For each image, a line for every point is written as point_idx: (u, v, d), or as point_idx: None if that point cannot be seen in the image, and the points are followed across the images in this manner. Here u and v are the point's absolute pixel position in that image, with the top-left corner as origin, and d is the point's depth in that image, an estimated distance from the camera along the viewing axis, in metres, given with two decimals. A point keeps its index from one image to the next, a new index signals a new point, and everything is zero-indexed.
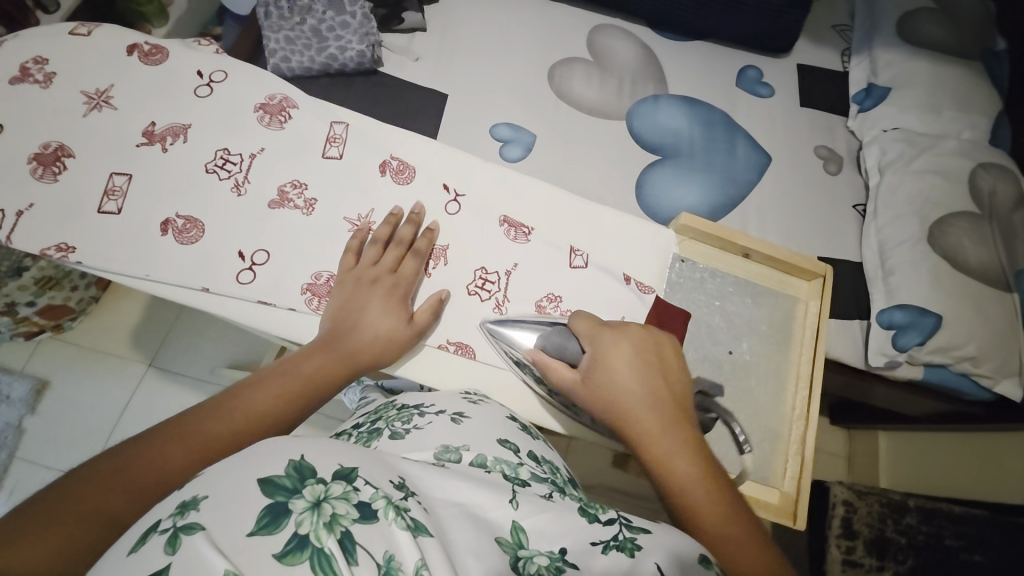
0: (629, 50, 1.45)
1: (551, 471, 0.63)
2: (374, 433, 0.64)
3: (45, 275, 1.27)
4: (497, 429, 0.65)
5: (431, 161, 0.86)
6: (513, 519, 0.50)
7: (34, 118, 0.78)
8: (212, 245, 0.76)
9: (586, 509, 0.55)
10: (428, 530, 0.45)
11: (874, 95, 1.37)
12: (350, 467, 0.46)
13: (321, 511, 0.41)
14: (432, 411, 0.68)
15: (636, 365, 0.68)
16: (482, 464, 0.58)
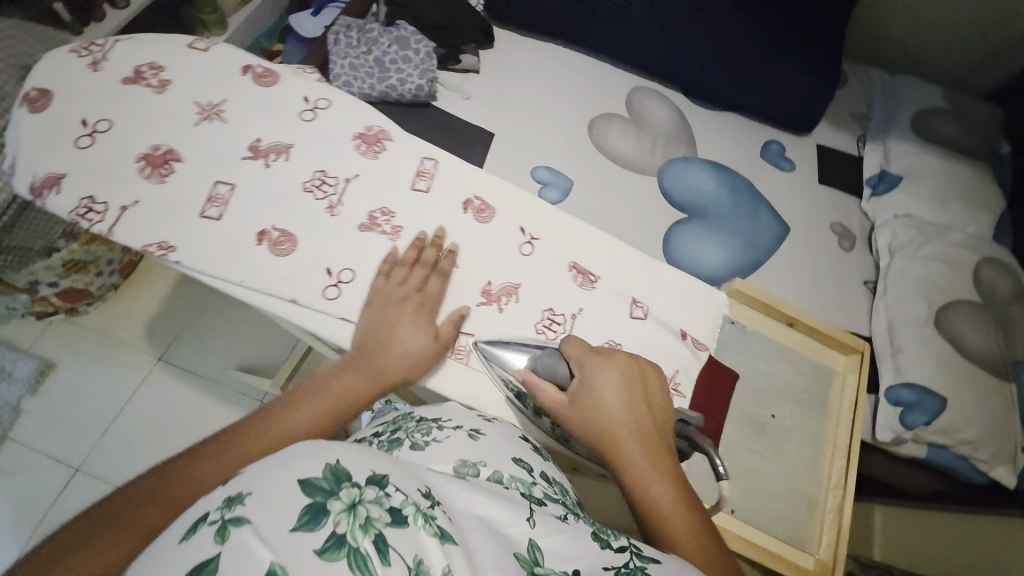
0: (665, 112, 1.54)
1: (562, 493, 0.63)
2: (393, 442, 0.64)
3: (74, 258, 1.28)
4: (510, 448, 0.66)
5: (514, 206, 0.90)
6: (530, 537, 0.50)
7: (120, 112, 0.80)
8: (302, 260, 0.77)
9: (598, 534, 0.54)
10: (454, 540, 0.45)
11: (887, 181, 1.45)
12: (381, 472, 0.46)
13: (356, 513, 0.42)
14: (450, 425, 0.68)
15: (623, 396, 0.68)
16: (500, 480, 0.58)
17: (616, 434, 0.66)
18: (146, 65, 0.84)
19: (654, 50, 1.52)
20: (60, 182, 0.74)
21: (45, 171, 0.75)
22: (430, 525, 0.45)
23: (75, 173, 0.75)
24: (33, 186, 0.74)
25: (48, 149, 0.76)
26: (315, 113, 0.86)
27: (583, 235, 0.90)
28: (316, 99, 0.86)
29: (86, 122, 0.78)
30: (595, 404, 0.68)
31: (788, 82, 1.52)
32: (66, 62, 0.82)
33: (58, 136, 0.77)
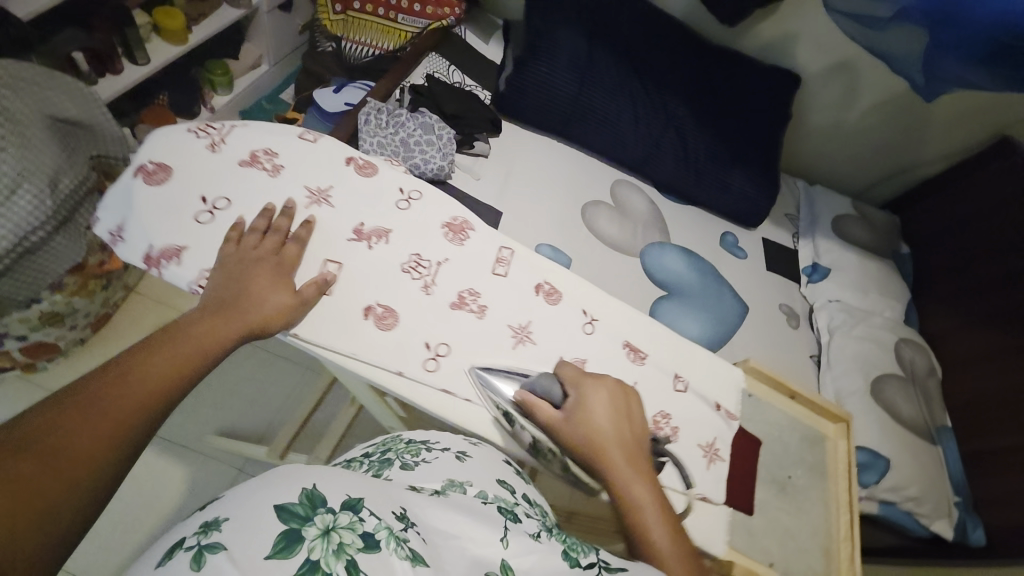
0: (643, 203, 1.70)
1: (542, 515, 0.57)
2: (382, 463, 0.58)
3: (52, 310, 1.20)
4: (496, 468, 0.59)
5: (600, 298, 0.77)
6: (502, 557, 0.45)
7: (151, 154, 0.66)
8: (405, 344, 0.64)
9: (568, 551, 0.47)
10: (424, 562, 0.42)
11: (819, 271, 1.70)
12: (356, 497, 0.44)
13: (331, 539, 0.40)
14: (438, 446, 0.62)
15: (604, 407, 0.60)
16: (483, 497, 0.53)
17: (608, 469, 0.56)
18: (262, 149, 0.68)
19: (634, 148, 1.66)
20: (181, 253, 0.59)
21: (162, 240, 0.59)
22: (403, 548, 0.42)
23: (202, 249, 0.60)
24: (147, 256, 0.59)
25: (159, 219, 0.60)
26: (409, 199, 0.72)
27: (636, 313, 0.77)
28: (409, 186, 0.73)
29: (203, 197, 0.63)
30: (588, 433, 0.58)
31: (740, 189, 1.70)
32: (181, 137, 0.65)
33: (173, 215, 0.61)
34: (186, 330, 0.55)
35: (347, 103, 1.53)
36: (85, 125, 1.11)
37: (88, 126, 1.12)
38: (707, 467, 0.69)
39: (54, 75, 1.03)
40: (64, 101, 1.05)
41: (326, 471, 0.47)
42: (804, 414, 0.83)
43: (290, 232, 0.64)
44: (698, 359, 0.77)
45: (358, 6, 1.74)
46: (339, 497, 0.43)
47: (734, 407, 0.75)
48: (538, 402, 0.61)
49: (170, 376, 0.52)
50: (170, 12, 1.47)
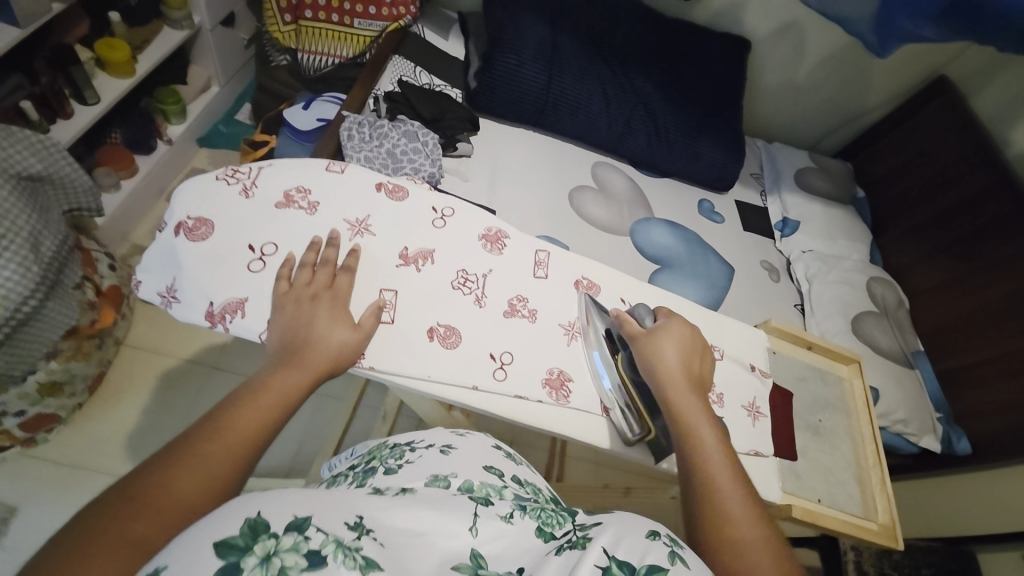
0: (622, 182, 1.67)
1: (534, 492, 0.62)
2: (367, 471, 0.62)
3: (50, 378, 1.08)
4: (481, 457, 0.65)
5: (635, 287, 0.81)
6: (472, 546, 0.46)
7: (176, 199, 0.64)
8: (472, 358, 0.67)
9: (542, 527, 0.50)
10: (378, 566, 0.39)
11: (790, 225, 1.75)
12: (303, 516, 0.40)
13: (271, 565, 0.35)
14: (422, 445, 0.67)
15: (682, 348, 0.66)
16: (469, 488, 0.56)
17: (673, 384, 0.63)
18: (294, 188, 0.68)
19: (608, 130, 1.64)
20: (244, 305, 0.60)
21: (224, 295, 0.60)
22: (354, 560, 0.38)
23: (262, 297, 0.60)
24: (210, 312, 0.59)
25: (215, 277, 0.60)
26: (443, 217, 0.74)
27: (663, 292, 0.83)
28: (440, 204, 0.75)
29: (250, 244, 0.63)
30: (660, 356, 0.65)
31: (710, 155, 1.70)
32: (212, 187, 0.65)
33: (224, 267, 0.61)
34: (272, 370, 0.52)
35: (319, 118, 1.48)
36: (49, 179, 0.99)
37: (52, 179, 1.00)
38: (755, 424, 0.76)
39: (15, 130, 0.93)
40: (28, 157, 0.94)
41: (273, 495, 0.41)
42: (823, 361, 0.92)
43: (338, 262, 0.64)
44: (727, 328, 0.84)
45: (309, 14, 1.63)
46: (284, 520, 0.38)
47: (765, 366, 0.83)
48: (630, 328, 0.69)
49: (272, 419, 0.49)
50: (112, 43, 1.38)
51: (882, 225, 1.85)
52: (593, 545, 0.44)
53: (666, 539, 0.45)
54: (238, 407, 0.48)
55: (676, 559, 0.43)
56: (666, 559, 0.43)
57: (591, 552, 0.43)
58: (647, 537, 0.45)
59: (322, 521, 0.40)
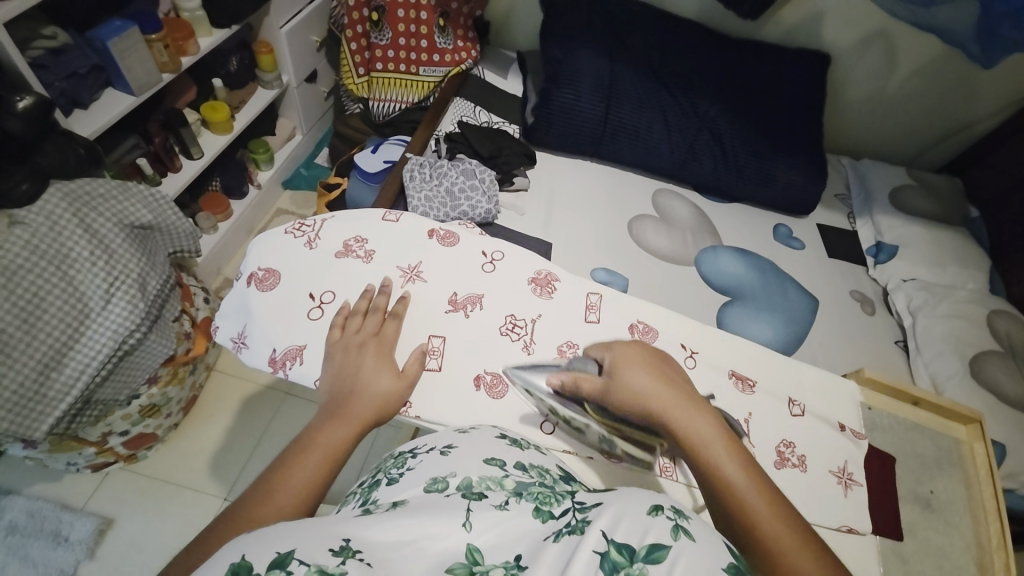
0: (686, 210, 1.59)
1: (540, 475, 0.50)
2: (370, 487, 0.50)
3: (150, 403, 1.21)
4: (484, 447, 0.53)
5: (698, 331, 0.76)
6: (466, 542, 0.38)
7: (249, 249, 0.70)
8: (520, 408, 0.65)
9: (540, 508, 0.42)
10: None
11: (886, 250, 1.56)
12: (285, 551, 0.33)
13: None
14: (423, 450, 0.54)
15: (654, 372, 0.57)
16: (468, 487, 0.45)
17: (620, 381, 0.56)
18: (352, 238, 0.72)
19: (669, 156, 1.59)
20: (303, 352, 0.63)
21: (286, 341, 0.63)
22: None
23: (318, 345, 0.63)
24: (273, 359, 0.62)
25: (280, 326, 0.64)
26: (493, 261, 0.74)
27: (731, 338, 0.76)
28: (489, 248, 0.75)
29: (312, 293, 0.67)
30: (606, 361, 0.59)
31: (787, 177, 1.57)
32: (281, 241, 0.70)
33: (288, 315, 0.65)
34: (320, 425, 0.53)
35: (385, 160, 1.58)
36: (158, 227, 1.13)
37: (160, 227, 1.14)
38: (845, 494, 0.66)
39: (130, 187, 1.08)
40: (140, 211, 1.08)
41: (263, 531, 0.35)
42: (933, 420, 0.80)
43: (388, 308, 0.66)
44: (809, 379, 0.75)
45: (380, 66, 1.75)
46: (264, 560, 0.32)
47: (857, 424, 0.73)
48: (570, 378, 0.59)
49: (322, 478, 0.49)
50: (216, 105, 1.58)
51: (1001, 251, 1.58)
52: (591, 529, 0.37)
53: (671, 512, 0.38)
54: (289, 468, 0.49)
55: (680, 532, 0.37)
56: (669, 534, 0.36)
57: (588, 537, 0.36)
58: (648, 514, 0.38)
59: (306, 553, 0.33)
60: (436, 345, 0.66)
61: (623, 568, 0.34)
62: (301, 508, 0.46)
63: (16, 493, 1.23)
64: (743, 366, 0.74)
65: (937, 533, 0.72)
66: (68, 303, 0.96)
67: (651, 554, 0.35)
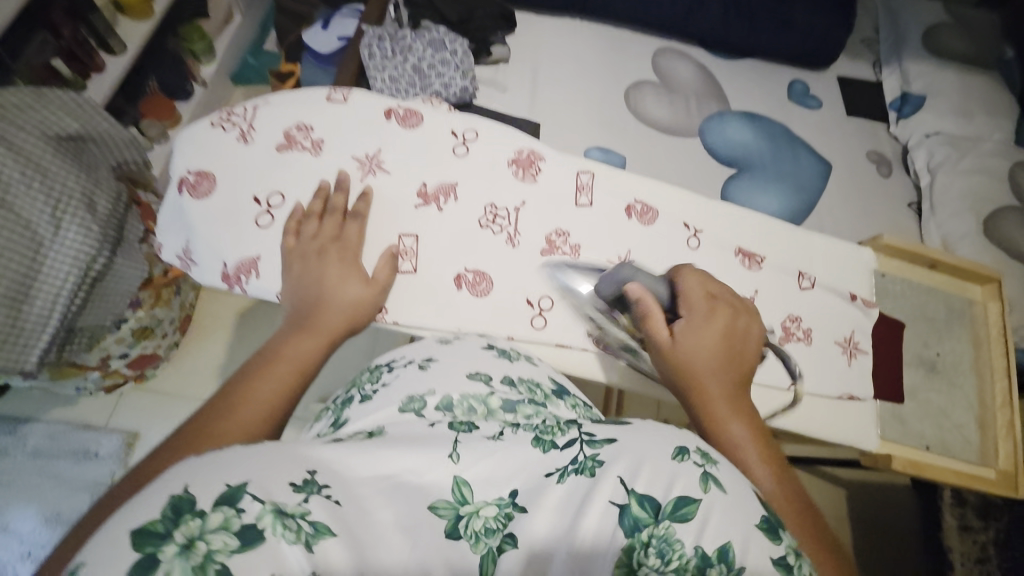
0: (690, 72, 1.38)
1: (529, 390, 0.46)
2: (342, 404, 0.47)
3: (141, 325, 1.16)
4: (466, 359, 0.48)
5: (702, 207, 0.67)
6: (453, 475, 0.35)
7: (176, 148, 0.59)
8: (508, 304, 0.60)
9: (540, 437, 0.37)
10: (331, 531, 0.30)
11: (911, 103, 1.38)
12: (237, 483, 0.29)
13: (193, 555, 0.26)
14: (399, 363, 0.50)
15: (706, 332, 0.52)
16: (449, 408, 0.42)
17: (683, 334, 0.52)
18: (294, 126, 0.60)
19: (670, 5, 1.34)
20: (257, 264, 0.56)
21: (236, 254, 0.56)
22: (296, 529, 0.29)
23: (274, 253, 0.56)
24: (226, 274, 0.56)
25: (226, 235, 0.56)
26: (465, 141, 0.64)
27: (738, 210, 0.68)
28: (460, 126, 0.64)
29: (256, 196, 0.58)
30: (683, 302, 0.54)
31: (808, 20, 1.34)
32: (210, 135, 0.59)
33: (233, 223, 0.57)
34: (286, 337, 0.48)
35: (339, 37, 1.35)
36: (91, 138, 0.89)
37: (95, 137, 0.90)
38: (850, 365, 0.64)
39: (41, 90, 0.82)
40: (63, 118, 0.83)
41: (208, 457, 0.30)
42: (949, 283, 0.76)
43: (348, 208, 0.58)
44: (821, 250, 0.68)
45: None
46: (211, 494, 0.28)
47: (869, 294, 0.68)
48: (647, 303, 0.53)
49: (291, 391, 0.44)
50: None
51: None
52: (605, 475, 0.33)
53: (698, 456, 0.33)
54: (251, 382, 0.43)
55: (710, 482, 0.32)
56: (699, 486, 0.32)
57: (602, 484, 0.33)
58: (673, 459, 0.33)
59: (261, 488, 0.29)
60: (406, 246, 0.59)
61: (646, 527, 0.31)
62: (269, 421, 0.40)
63: (37, 419, 1.27)
64: (753, 241, 0.67)
65: (939, 392, 0.72)
66: (12, 230, 0.77)
67: (676, 513, 0.31)
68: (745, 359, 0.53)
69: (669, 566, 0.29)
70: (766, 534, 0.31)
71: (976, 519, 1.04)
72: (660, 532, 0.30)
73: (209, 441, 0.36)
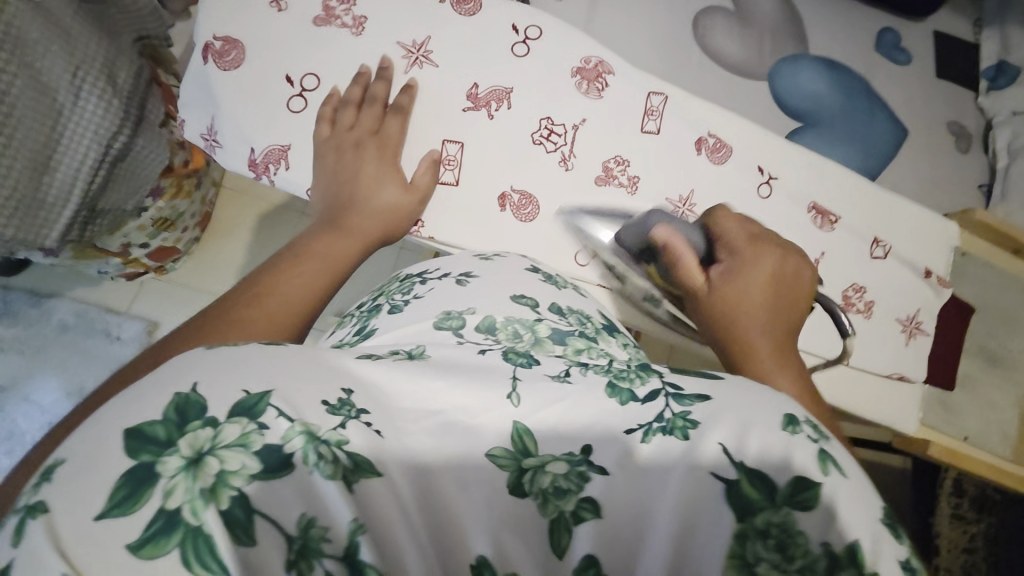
0: (773, 3, 1.11)
1: (580, 323, 0.42)
2: (370, 312, 0.45)
3: (162, 216, 1.10)
4: (511, 281, 0.44)
5: (782, 150, 0.60)
6: (514, 421, 0.30)
7: (200, 8, 0.52)
8: (553, 231, 0.55)
9: (615, 385, 0.32)
10: (375, 472, 0.27)
11: (1008, 73, 1.13)
12: (258, 392, 0.26)
13: (202, 469, 0.24)
14: (435, 276, 0.46)
15: (752, 276, 0.48)
16: (491, 331, 0.38)
17: (724, 280, 0.48)
18: None
19: None
20: (288, 153, 0.51)
21: (265, 139, 0.51)
22: (332, 462, 0.26)
23: (306, 143, 0.51)
24: (253, 161, 0.50)
25: (254, 115, 0.51)
26: (527, 40, 0.55)
27: (819, 160, 0.60)
28: (523, 21, 0.55)
29: (288, 75, 0.51)
30: (723, 246, 0.50)
31: None
32: None
33: (262, 102, 0.51)
34: (315, 234, 0.45)
35: None
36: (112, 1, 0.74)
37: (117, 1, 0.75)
38: (908, 344, 0.60)
39: None
40: None
41: (235, 353, 0.28)
42: None
43: (389, 101, 0.52)
44: (904, 217, 0.61)
45: None
46: (226, 401, 0.26)
47: (944, 272, 0.62)
48: (675, 249, 0.48)
49: (319, 287, 0.40)
50: None
51: None
52: (706, 441, 0.29)
53: (812, 431, 0.30)
54: (279, 274, 0.40)
55: (829, 463, 0.28)
56: (818, 467, 0.28)
57: (702, 452, 0.29)
58: (784, 430, 0.29)
59: (284, 398, 0.27)
60: (448, 156, 0.53)
61: (759, 510, 0.27)
62: (296, 317, 0.37)
63: (61, 297, 1.29)
64: (830, 197, 0.60)
65: (989, 385, 0.68)
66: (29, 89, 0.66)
67: (797, 496, 0.27)
68: (799, 304, 0.49)
69: (792, 563, 0.26)
70: (889, 530, 0.27)
71: (970, 512, 1.06)
72: (778, 519, 0.27)
73: (234, 327, 0.33)
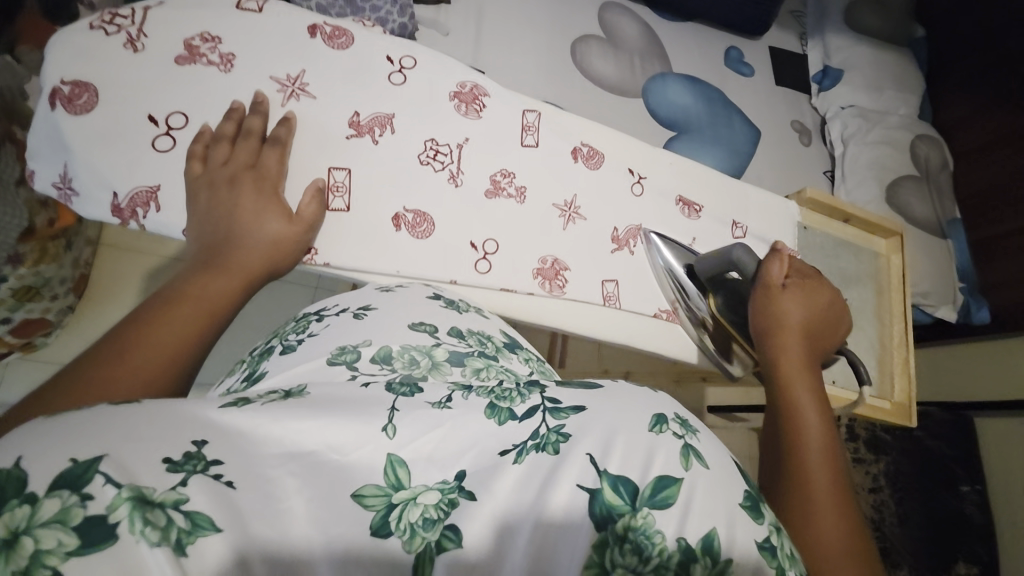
0: (637, 30, 1.26)
1: (480, 344, 0.44)
2: (262, 355, 0.45)
3: (24, 285, 0.93)
4: (413, 311, 0.46)
5: (647, 154, 0.68)
6: (388, 453, 0.30)
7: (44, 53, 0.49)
8: (450, 245, 0.57)
9: (495, 405, 0.33)
10: (216, 526, 0.25)
11: (831, 77, 1.35)
12: (87, 460, 0.23)
13: (15, 554, 0.20)
14: (332, 313, 0.47)
15: (825, 309, 0.59)
16: (387, 360, 0.39)
17: (793, 290, 0.58)
18: (195, 34, 0.52)
19: None
20: (157, 195, 0.49)
21: (128, 182, 0.48)
22: (163, 527, 0.23)
23: (177, 182, 0.49)
24: (116, 206, 0.48)
25: (114, 160, 0.48)
26: (402, 68, 0.58)
27: (681, 160, 0.69)
28: (397, 52, 0.58)
29: (151, 115, 0.50)
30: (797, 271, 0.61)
31: None
32: (85, 38, 0.49)
33: (124, 145, 0.48)
34: (191, 277, 0.43)
35: None
36: None
37: None
38: None
39: None
40: None
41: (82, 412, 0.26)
42: (857, 235, 0.85)
43: (267, 133, 0.52)
44: (754, 202, 0.72)
45: None
46: (48, 472, 0.22)
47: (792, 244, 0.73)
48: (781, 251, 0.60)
49: (196, 331, 0.38)
50: None
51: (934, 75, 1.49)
52: (574, 454, 0.31)
53: (678, 428, 0.32)
54: (147, 323, 0.37)
55: (691, 457, 0.31)
56: (679, 464, 0.30)
57: (569, 465, 0.30)
58: (651, 431, 0.32)
59: (119, 463, 0.24)
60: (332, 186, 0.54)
61: (622, 516, 0.29)
62: (171, 366, 0.35)
63: None
64: (693, 189, 0.69)
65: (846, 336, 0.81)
66: None
67: (657, 498, 0.29)
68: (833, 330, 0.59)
69: (648, 563, 0.28)
70: (748, 512, 0.30)
71: (867, 454, 1.21)
72: (638, 522, 0.29)
73: (99, 381, 0.31)
